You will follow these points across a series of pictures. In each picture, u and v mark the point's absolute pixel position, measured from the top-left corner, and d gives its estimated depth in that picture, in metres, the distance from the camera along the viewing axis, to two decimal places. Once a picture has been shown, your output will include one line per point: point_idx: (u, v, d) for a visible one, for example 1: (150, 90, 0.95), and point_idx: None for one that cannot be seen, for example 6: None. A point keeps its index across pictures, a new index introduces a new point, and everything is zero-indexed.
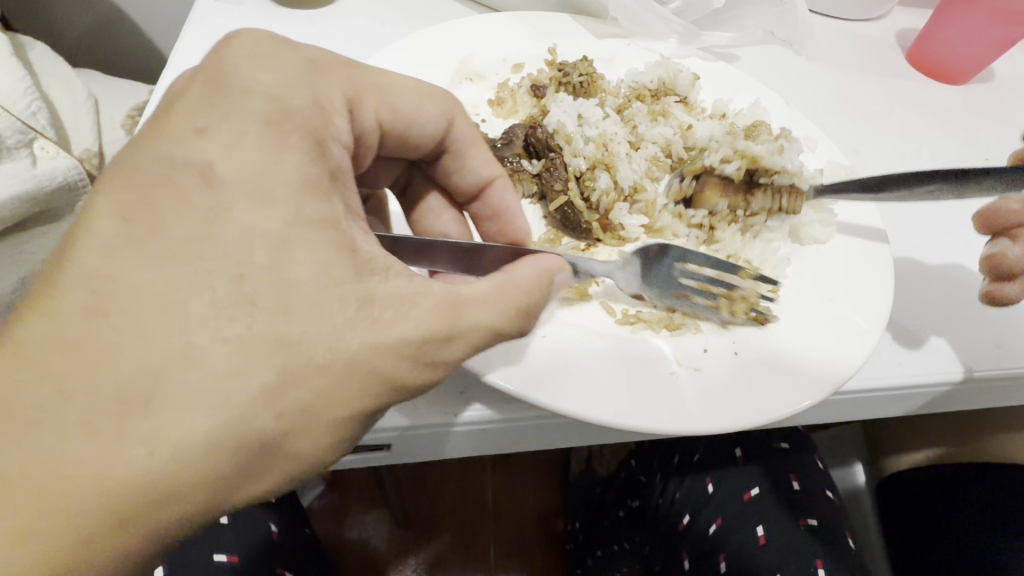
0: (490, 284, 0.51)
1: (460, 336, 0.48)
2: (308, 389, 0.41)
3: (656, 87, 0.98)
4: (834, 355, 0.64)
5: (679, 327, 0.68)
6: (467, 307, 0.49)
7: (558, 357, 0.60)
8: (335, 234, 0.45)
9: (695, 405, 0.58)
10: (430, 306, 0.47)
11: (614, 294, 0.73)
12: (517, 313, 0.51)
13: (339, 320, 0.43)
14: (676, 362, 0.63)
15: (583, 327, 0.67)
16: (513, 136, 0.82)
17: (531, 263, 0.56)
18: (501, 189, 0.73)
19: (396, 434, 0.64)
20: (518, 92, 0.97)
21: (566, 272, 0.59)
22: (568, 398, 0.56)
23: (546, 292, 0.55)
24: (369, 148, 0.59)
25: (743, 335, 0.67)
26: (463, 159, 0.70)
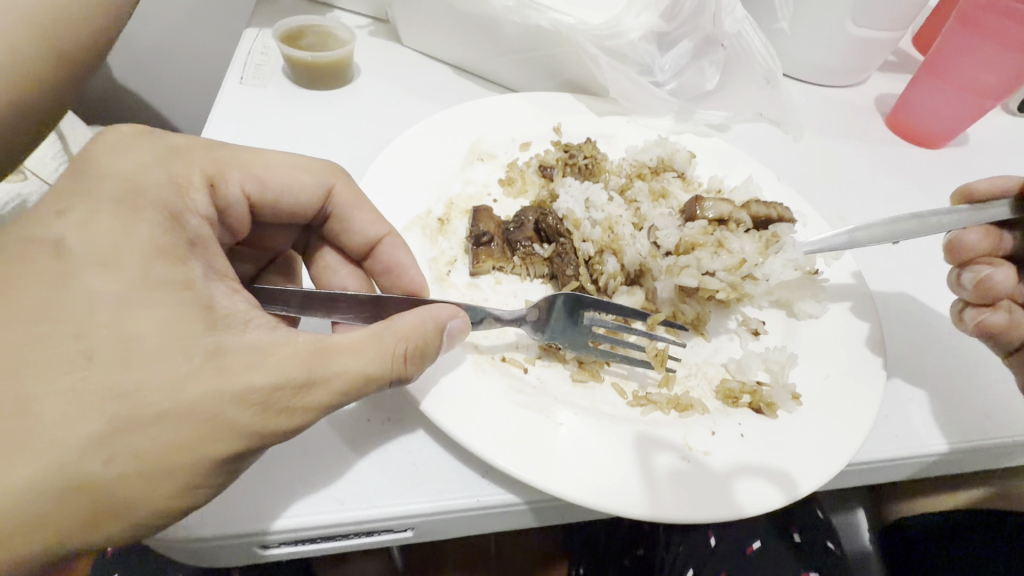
0: (366, 332, 0.55)
1: (322, 382, 0.51)
2: (154, 440, 0.45)
3: (656, 164, 1.05)
4: (837, 439, 0.67)
5: (688, 407, 0.72)
6: (335, 354, 0.53)
7: (578, 446, 0.63)
8: (189, 294, 0.50)
9: (715, 499, 0.61)
10: (291, 354, 0.50)
11: (626, 376, 0.77)
12: (393, 357, 0.55)
13: (188, 370, 0.46)
14: (687, 447, 0.66)
15: (597, 409, 0.70)
16: (524, 220, 0.89)
17: (415, 312, 0.60)
18: (391, 247, 0.77)
19: (421, 518, 0.66)
20: (527, 172, 1.02)
21: (461, 319, 0.63)
22: (585, 489, 0.59)
23: (431, 340, 0.59)
24: (235, 216, 0.65)
25: (747, 418, 0.71)
26: (347, 220, 0.75)
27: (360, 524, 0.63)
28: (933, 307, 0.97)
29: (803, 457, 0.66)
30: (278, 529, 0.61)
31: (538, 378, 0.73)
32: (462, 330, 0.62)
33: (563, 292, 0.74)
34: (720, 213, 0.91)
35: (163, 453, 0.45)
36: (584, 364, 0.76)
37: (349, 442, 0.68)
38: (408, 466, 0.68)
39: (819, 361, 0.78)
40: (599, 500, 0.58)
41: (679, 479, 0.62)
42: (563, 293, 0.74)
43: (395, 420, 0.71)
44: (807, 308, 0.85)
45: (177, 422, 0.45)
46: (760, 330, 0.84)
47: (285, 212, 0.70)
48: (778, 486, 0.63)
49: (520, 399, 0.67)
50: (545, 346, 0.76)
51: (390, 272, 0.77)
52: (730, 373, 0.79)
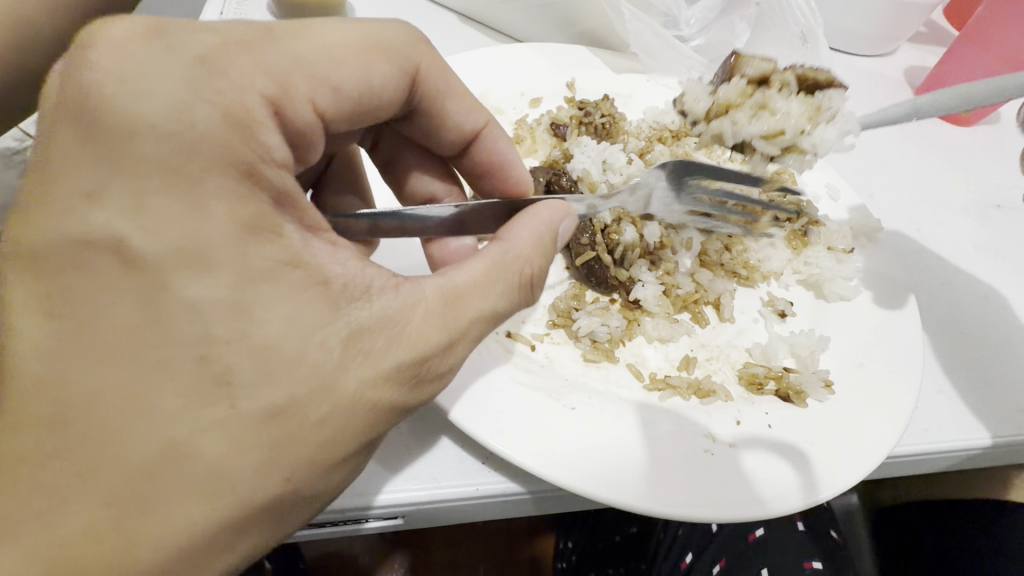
0: (485, 264, 0.47)
1: (462, 333, 0.45)
2: (314, 451, 0.38)
3: (677, 128, 0.95)
4: (868, 431, 0.61)
5: (710, 394, 0.66)
6: (466, 297, 0.45)
7: (601, 432, 0.56)
8: (301, 274, 0.39)
9: (731, 492, 0.55)
10: (430, 311, 0.43)
11: (642, 355, 0.69)
12: (517, 287, 0.48)
13: (332, 363, 0.38)
14: (710, 437, 0.60)
15: (612, 393, 0.63)
16: (534, 180, 0.80)
17: (524, 225, 0.51)
18: (491, 139, 0.65)
19: (412, 508, 0.59)
20: (538, 130, 0.92)
21: (570, 220, 0.55)
22: (595, 480, 0.52)
23: (548, 253, 0.52)
24: (314, 147, 0.47)
25: (775, 407, 0.65)
26: (442, 113, 0.60)
27: (343, 514, 0.57)
28: (964, 292, 0.91)
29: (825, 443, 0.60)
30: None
31: (547, 356, 0.65)
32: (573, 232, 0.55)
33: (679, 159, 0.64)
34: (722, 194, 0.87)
35: (325, 456, 0.39)
36: (598, 342, 0.68)
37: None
38: (401, 449, 0.60)
39: (850, 347, 0.71)
40: (621, 497, 0.52)
41: (689, 471, 0.56)
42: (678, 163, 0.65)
43: None
44: (838, 289, 0.77)
45: (341, 422, 0.39)
46: (786, 312, 0.76)
47: (366, 117, 0.51)
48: (799, 473, 0.57)
49: (528, 379, 0.60)
50: (555, 321, 0.69)
51: (490, 173, 0.67)
52: (753, 359, 0.72)
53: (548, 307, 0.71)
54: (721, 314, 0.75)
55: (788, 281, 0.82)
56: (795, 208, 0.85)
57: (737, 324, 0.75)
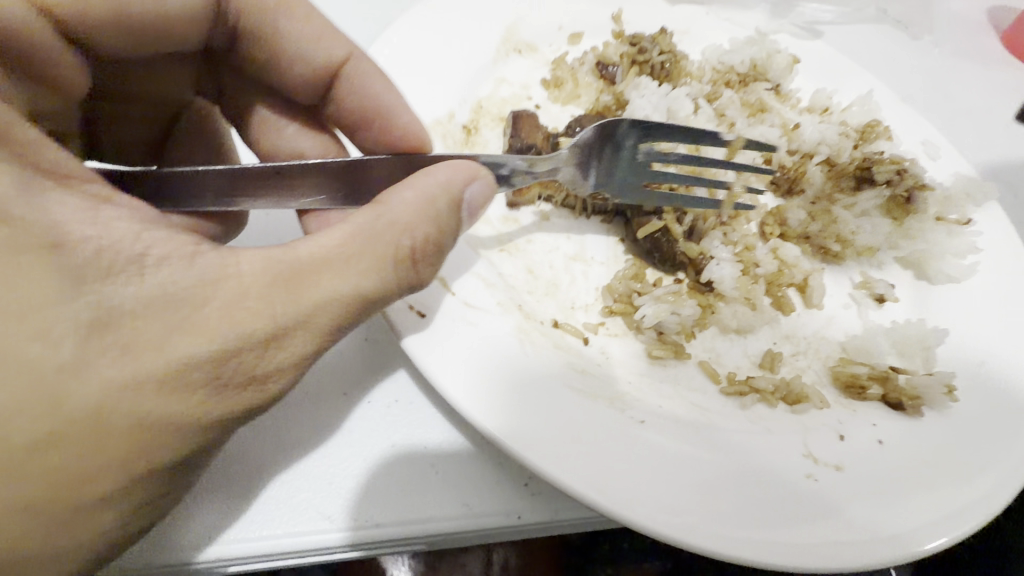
0: (346, 231, 0.39)
1: (302, 318, 0.37)
2: (55, 469, 0.31)
3: (746, 70, 0.80)
4: (1007, 452, 0.48)
5: (801, 400, 0.53)
6: (312, 271, 0.37)
7: (621, 443, 0.43)
8: (12, 237, 0.31)
9: (831, 528, 0.42)
10: (249, 288, 0.36)
11: (716, 351, 0.57)
12: (388, 263, 0.39)
13: (63, 362, 0.31)
14: (809, 457, 0.48)
15: (684, 399, 0.51)
16: (581, 131, 0.65)
17: (414, 187, 0.41)
18: (356, 76, 0.55)
19: (440, 540, 0.48)
20: (580, 70, 0.75)
21: (482, 182, 0.44)
22: (657, 512, 0.40)
23: (444, 222, 0.42)
24: (68, 69, 0.45)
25: (882, 417, 0.53)
26: (274, 36, 0.53)
27: (358, 548, 0.46)
28: None
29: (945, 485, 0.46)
30: (246, 557, 0.45)
31: (603, 352, 0.53)
32: (484, 198, 0.44)
33: (626, 125, 0.53)
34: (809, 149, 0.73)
35: (69, 482, 0.32)
36: (665, 336, 0.55)
37: (340, 431, 0.50)
38: (422, 466, 0.49)
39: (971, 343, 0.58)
40: (653, 523, 0.39)
41: (755, 499, 0.42)
42: (627, 125, 0.53)
43: (405, 402, 0.52)
44: (947, 270, 0.63)
45: (83, 443, 0.32)
46: (886, 296, 0.63)
47: (147, 38, 0.47)
48: (915, 509, 0.44)
49: (582, 385, 0.48)
50: (611, 308, 0.56)
51: (372, 123, 0.56)
52: (850, 355, 0.59)
53: (601, 289, 0.58)
54: (808, 299, 0.62)
55: (884, 259, 0.67)
56: (895, 170, 0.68)
57: (829, 312, 0.62)
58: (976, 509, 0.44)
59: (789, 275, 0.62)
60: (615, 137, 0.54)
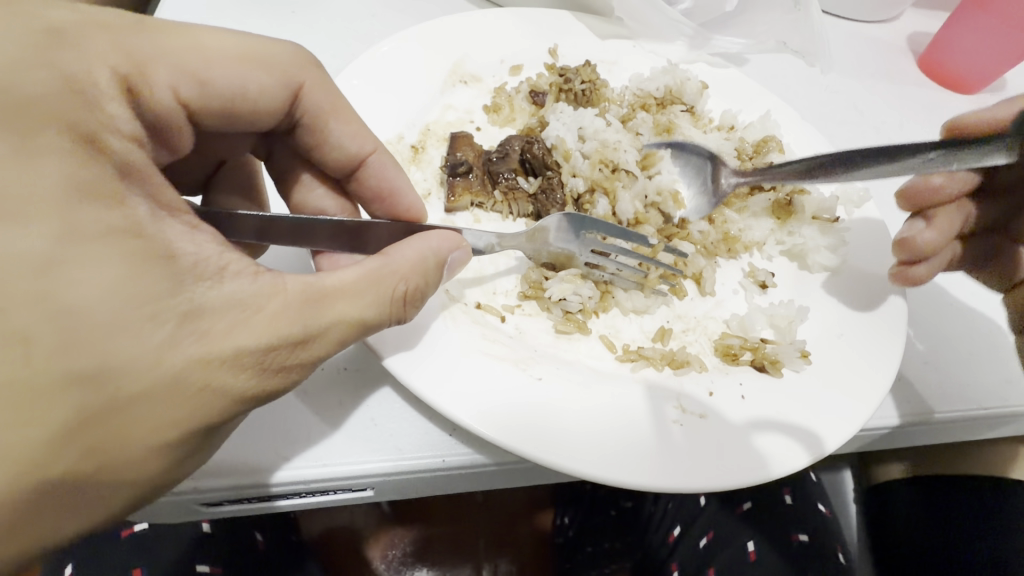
0: (359, 272, 0.48)
1: (320, 334, 0.45)
2: (140, 425, 0.37)
3: (662, 95, 0.93)
4: (835, 403, 0.60)
5: (683, 364, 0.65)
6: (331, 300, 0.46)
7: (536, 405, 0.55)
8: (140, 243, 0.39)
9: (682, 459, 0.54)
10: (283, 307, 0.43)
11: (615, 327, 0.68)
12: (388, 301, 0.49)
13: (157, 339, 0.37)
14: (678, 407, 0.59)
15: (582, 364, 0.62)
16: (509, 149, 0.78)
17: (411, 246, 0.52)
18: (380, 166, 0.65)
19: (379, 479, 0.59)
20: (516, 97, 0.89)
21: (462, 251, 0.56)
22: (541, 445, 0.52)
23: (431, 276, 0.53)
24: (183, 138, 0.52)
25: (749, 377, 0.64)
26: (325, 131, 0.61)
27: (310, 484, 0.57)
28: None
29: (788, 427, 0.58)
30: (216, 488, 0.55)
31: (516, 327, 0.64)
32: (463, 263, 0.56)
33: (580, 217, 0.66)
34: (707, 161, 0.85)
35: (142, 438, 0.37)
36: (569, 313, 0.67)
37: (298, 390, 0.60)
38: (364, 420, 0.60)
39: (829, 318, 0.70)
40: (539, 453, 0.51)
41: (622, 440, 0.54)
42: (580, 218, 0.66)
43: (354, 369, 0.63)
44: (821, 260, 0.75)
45: (168, 404, 0.38)
46: (767, 283, 0.75)
47: (239, 120, 0.55)
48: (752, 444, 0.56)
49: (493, 350, 0.59)
50: (526, 292, 0.67)
51: (382, 198, 0.66)
52: (731, 330, 0.71)
53: (520, 277, 0.70)
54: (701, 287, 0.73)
55: (770, 252, 0.79)
56: (778, 178, 0.82)
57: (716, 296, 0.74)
58: (815, 447, 0.56)
59: (693, 283, 0.72)
60: (570, 227, 0.66)
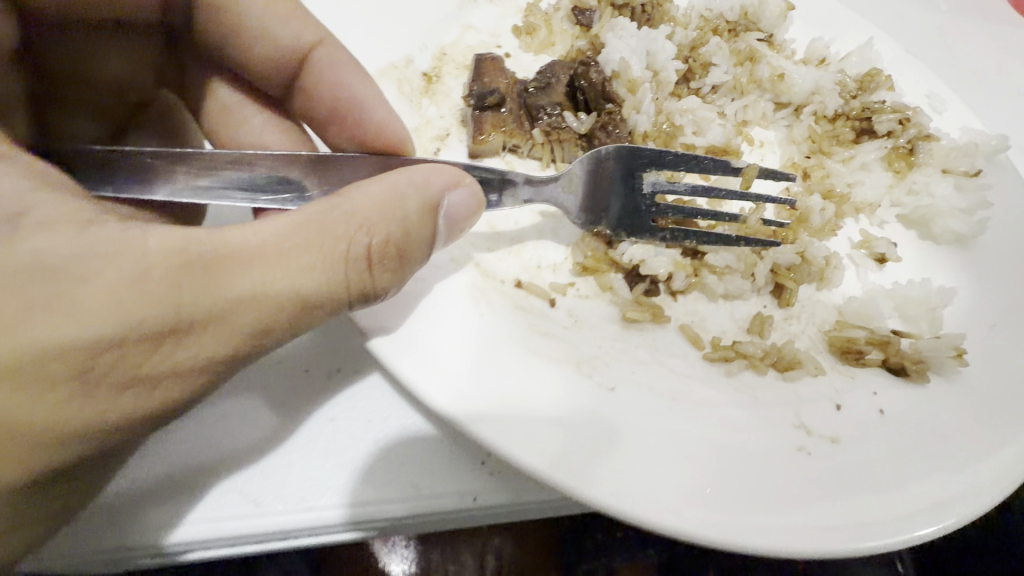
0: (286, 225, 0.33)
1: (215, 317, 0.31)
2: None
3: (736, 19, 0.74)
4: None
5: (793, 367, 0.48)
6: (235, 268, 0.31)
7: (615, 431, 0.37)
8: None
9: (831, 509, 0.36)
10: (148, 276, 0.30)
11: (700, 316, 0.51)
12: (335, 263, 0.33)
13: None
14: (801, 429, 0.43)
15: (661, 365, 0.46)
16: (553, 77, 0.59)
17: (380, 180, 0.36)
18: (328, 61, 0.50)
19: (388, 524, 0.43)
20: (554, 17, 0.69)
21: (465, 189, 0.39)
22: (634, 494, 0.34)
23: (407, 223, 0.36)
24: None
25: (881, 383, 0.48)
26: (238, 20, 0.49)
27: (291, 533, 0.41)
28: None
29: (966, 459, 0.40)
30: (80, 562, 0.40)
31: (571, 315, 0.47)
32: (466, 207, 0.38)
33: (627, 151, 0.46)
34: (802, 101, 0.66)
35: None
36: (641, 297, 0.49)
37: (268, 397, 0.44)
38: (365, 444, 0.44)
39: (983, 303, 0.52)
40: (629, 506, 0.34)
41: (749, 482, 0.37)
42: (624, 153, 0.46)
43: (348, 372, 0.46)
44: (953, 227, 0.57)
45: None
46: (887, 257, 0.57)
47: None
48: (928, 479, 0.39)
49: (545, 348, 0.42)
50: (582, 267, 0.50)
51: (343, 114, 0.50)
52: (846, 318, 0.53)
53: (571, 246, 0.51)
54: (825, 277, 0.55)
55: (884, 218, 0.62)
56: (897, 119, 0.63)
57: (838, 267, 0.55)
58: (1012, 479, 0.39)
59: (811, 268, 0.54)
60: (615, 165, 0.46)
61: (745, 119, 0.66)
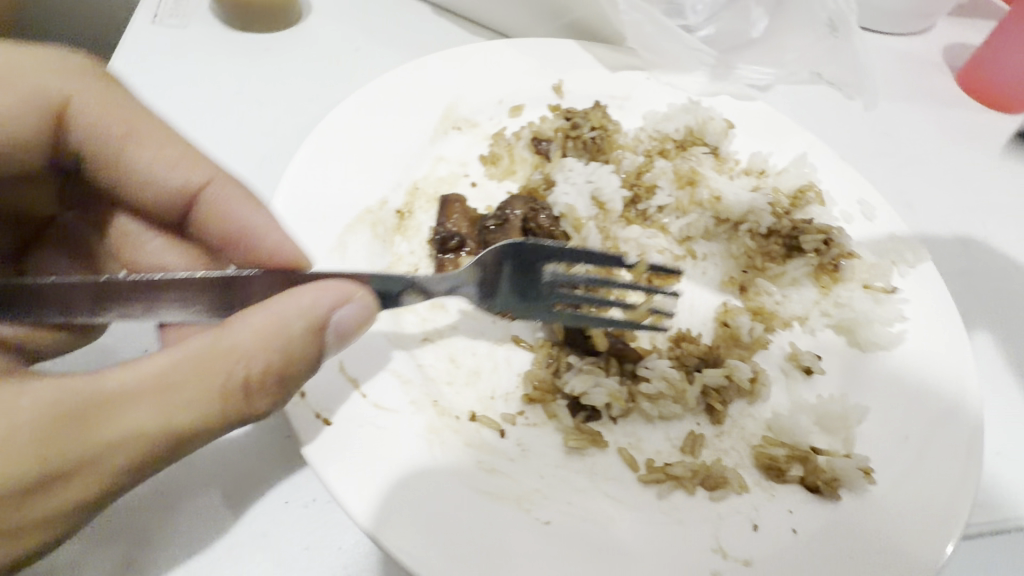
0: (168, 361, 0.38)
1: (93, 459, 0.36)
2: None
3: (682, 136, 0.82)
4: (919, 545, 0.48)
5: (721, 488, 0.53)
6: (117, 408, 0.37)
7: (536, 566, 0.43)
8: None
9: None
10: (27, 432, 0.35)
11: (637, 437, 0.57)
12: (211, 394, 0.39)
13: None
14: (717, 554, 0.48)
15: (598, 491, 0.51)
16: (508, 215, 0.67)
17: (263, 309, 0.41)
18: (218, 194, 0.55)
19: None
20: (517, 145, 0.78)
21: (353, 306, 0.44)
22: None
23: (287, 349, 0.41)
24: None
25: (800, 503, 0.53)
26: (127, 161, 0.52)
27: None
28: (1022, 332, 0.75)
29: None
30: None
31: (517, 445, 0.53)
32: (351, 323, 0.43)
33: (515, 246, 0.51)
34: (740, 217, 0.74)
35: None
36: (582, 423, 0.55)
37: (233, 515, 0.50)
38: (334, 571, 0.49)
39: (901, 418, 0.57)
40: None
41: None
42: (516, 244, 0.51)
43: (323, 501, 0.52)
44: (878, 340, 0.63)
45: None
46: (814, 369, 0.63)
47: None
48: None
49: (490, 487, 0.48)
50: (530, 395, 0.56)
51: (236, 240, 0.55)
52: (774, 434, 0.59)
53: (522, 374, 0.58)
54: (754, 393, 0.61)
55: (816, 327, 0.67)
56: (822, 239, 0.70)
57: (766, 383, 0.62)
58: None
59: (737, 387, 0.60)
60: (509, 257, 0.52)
61: (688, 234, 0.73)
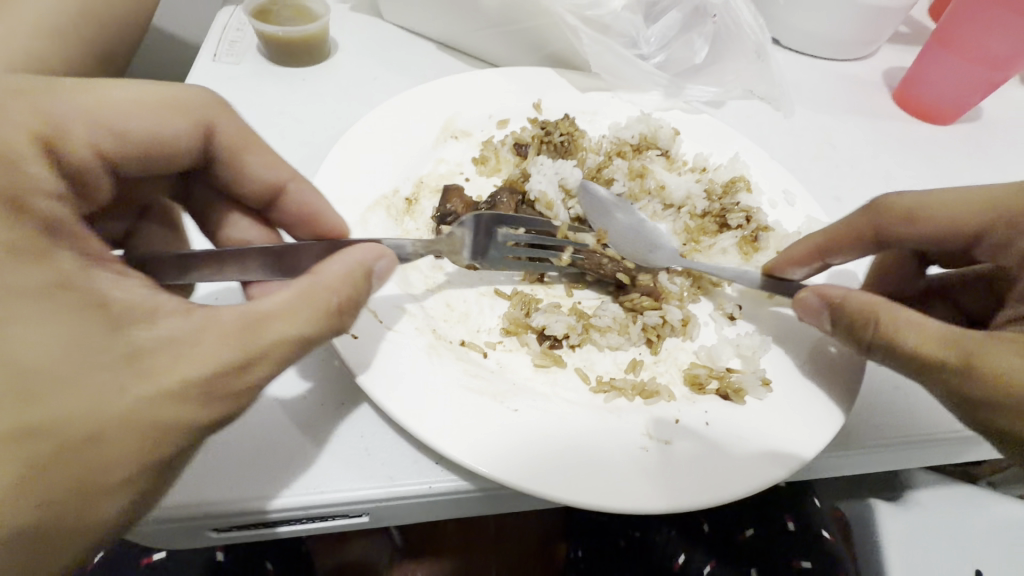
0: (292, 292, 0.50)
1: (261, 356, 0.47)
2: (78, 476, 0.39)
3: (638, 141, 1.00)
4: (801, 425, 0.64)
5: (654, 394, 0.70)
6: (270, 322, 0.48)
7: (509, 433, 0.60)
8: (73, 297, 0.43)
9: (641, 484, 0.58)
10: (221, 332, 0.46)
11: (591, 361, 0.74)
12: (325, 315, 0.50)
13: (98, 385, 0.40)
14: (647, 435, 0.63)
15: (557, 395, 0.68)
16: (496, 200, 0.86)
17: (338, 260, 0.55)
18: (299, 192, 0.67)
19: (374, 505, 0.64)
20: (501, 150, 0.98)
21: (387, 259, 0.59)
22: (516, 471, 0.57)
23: (361, 288, 0.55)
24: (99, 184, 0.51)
25: (715, 405, 0.68)
26: (241, 165, 0.62)
27: (309, 511, 0.62)
28: None
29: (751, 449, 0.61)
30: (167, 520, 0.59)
31: (497, 362, 0.71)
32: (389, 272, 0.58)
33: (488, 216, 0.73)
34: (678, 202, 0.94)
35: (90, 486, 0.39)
36: (547, 348, 0.73)
37: (291, 417, 0.67)
38: (359, 450, 0.66)
39: (795, 344, 0.74)
40: (511, 477, 0.56)
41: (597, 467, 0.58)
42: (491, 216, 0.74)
43: (350, 404, 0.70)
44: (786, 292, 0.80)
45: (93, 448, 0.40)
46: (735, 314, 0.80)
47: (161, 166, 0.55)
48: (716, 463, 0.60)
49: (476, 385, 0.65)
50: (508, 329, 0.74)
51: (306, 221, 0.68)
52: (699, 360, 0.76)
53: (503, 315, 0.77)
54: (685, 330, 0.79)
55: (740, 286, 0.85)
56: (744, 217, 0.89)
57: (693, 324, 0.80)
58: (781, 466, 0.59)
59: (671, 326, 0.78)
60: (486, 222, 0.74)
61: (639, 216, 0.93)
